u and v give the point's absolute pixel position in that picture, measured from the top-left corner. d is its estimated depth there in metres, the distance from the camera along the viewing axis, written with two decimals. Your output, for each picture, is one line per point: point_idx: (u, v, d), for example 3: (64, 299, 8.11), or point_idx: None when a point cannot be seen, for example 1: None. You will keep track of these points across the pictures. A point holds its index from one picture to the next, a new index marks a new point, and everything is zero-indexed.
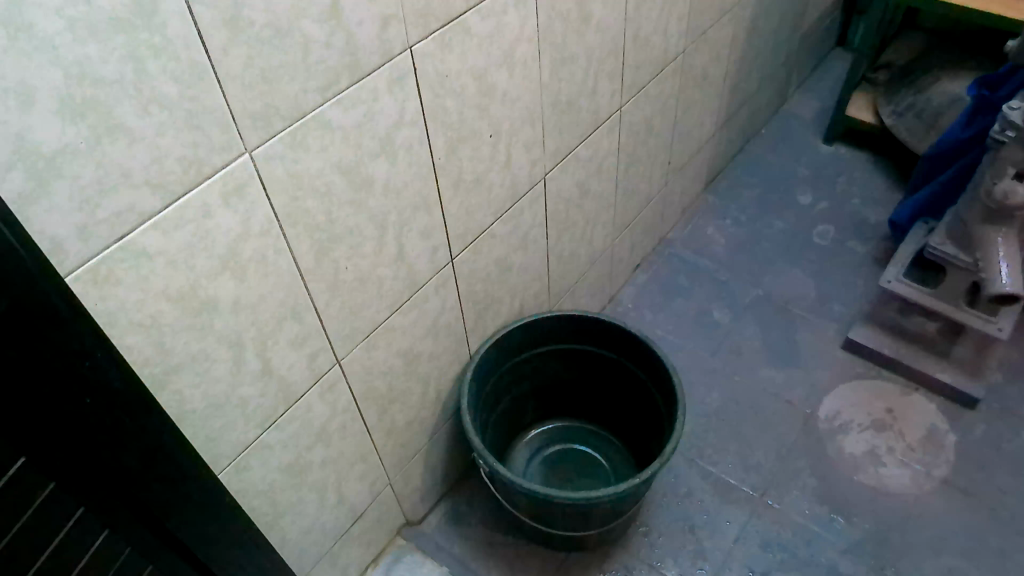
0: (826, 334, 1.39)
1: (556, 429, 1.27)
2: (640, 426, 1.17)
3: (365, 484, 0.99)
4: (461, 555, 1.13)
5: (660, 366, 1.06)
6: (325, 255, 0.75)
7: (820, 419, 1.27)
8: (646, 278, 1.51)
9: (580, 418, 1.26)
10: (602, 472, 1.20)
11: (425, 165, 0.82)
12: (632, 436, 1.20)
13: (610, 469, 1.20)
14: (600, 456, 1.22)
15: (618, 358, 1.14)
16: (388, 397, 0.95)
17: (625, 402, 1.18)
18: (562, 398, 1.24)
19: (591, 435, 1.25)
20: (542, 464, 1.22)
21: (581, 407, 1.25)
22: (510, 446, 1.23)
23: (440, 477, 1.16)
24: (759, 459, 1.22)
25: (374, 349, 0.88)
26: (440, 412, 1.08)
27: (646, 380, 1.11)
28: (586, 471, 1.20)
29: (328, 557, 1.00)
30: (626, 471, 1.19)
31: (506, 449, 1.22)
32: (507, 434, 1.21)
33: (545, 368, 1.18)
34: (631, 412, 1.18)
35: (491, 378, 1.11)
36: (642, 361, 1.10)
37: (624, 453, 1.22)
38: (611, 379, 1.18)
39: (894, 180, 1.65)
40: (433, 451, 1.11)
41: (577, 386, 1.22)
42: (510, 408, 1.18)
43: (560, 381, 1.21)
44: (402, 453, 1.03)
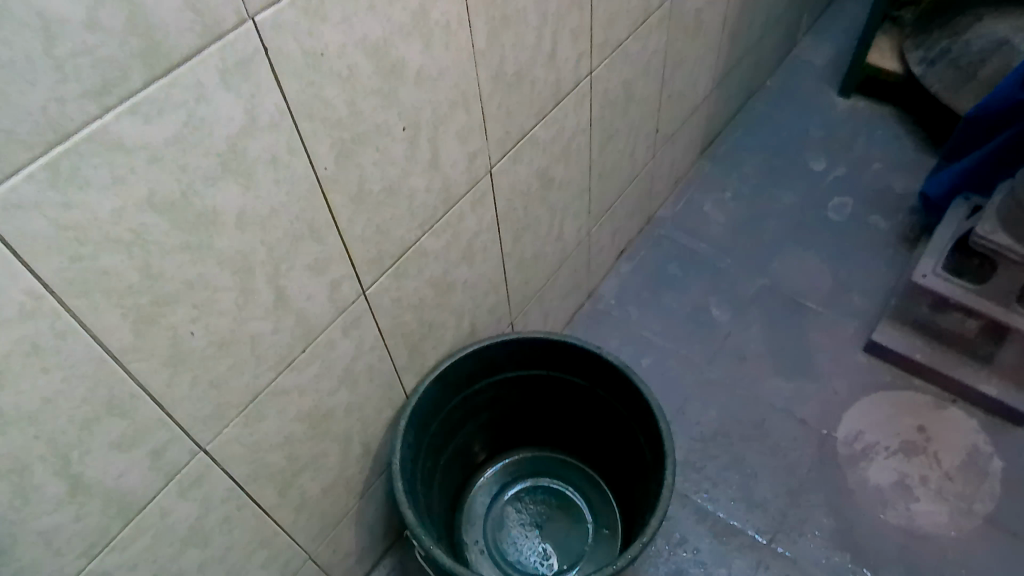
0: (844, 333, 1.18)
1: (525, 460, 1.06)
2: (621, 463, 0.97)
3: (274, 571, 0.79)
4: None
5: (641, 405, 0.85)
6: (153, 323, 0.52)
7: (839, 442, 1.07)
8: (632, 266, 1.29)
9: (551, 447, 1.06)
10: (577, 518, 1.00)
11: (304, 179, 0.59)
12: (613, 475, 0.99)
13: (588, 515, 1.01)
14: (578, 496, 1.02)
15: (593, 386, 0.93)
16: (292, 470, 0.74)
17: (606, 435, 0.97)
18: (528, 425, 1.03)
19: (565, 467, 1.05)
20: (508, 506, 1.02)
21: (553, 434, 1.04)
22: (466, 484, 1.03)
23: (382, 533, 0.97)
24: (765, 494, 1.03)
25: (261, 416, 0.66)
26: (373, 466, 0.87)
27: (627, 415, 0.90)
28: (558, 517, 1.01)
29: None
30: (609, 518, 0.99)
31: (461, 489, 1.02)
32: (460, 474, 1.00)
33: (505, 396, 0.97)
34: (611, 446, 0.97)
35: (434, 420, 0.90)
36: (621, 393, 0.89)
37: (605, 494, 1.01)
38: (587, 408, 0.97)
39: (922, 141, 1.42)
40: (368, 509, 0.91)
41: (548, 414, 1.01)
42: (461, 446, 0.98)
43: (523, 408, 1.00)
44: (322, 523, 0.83)
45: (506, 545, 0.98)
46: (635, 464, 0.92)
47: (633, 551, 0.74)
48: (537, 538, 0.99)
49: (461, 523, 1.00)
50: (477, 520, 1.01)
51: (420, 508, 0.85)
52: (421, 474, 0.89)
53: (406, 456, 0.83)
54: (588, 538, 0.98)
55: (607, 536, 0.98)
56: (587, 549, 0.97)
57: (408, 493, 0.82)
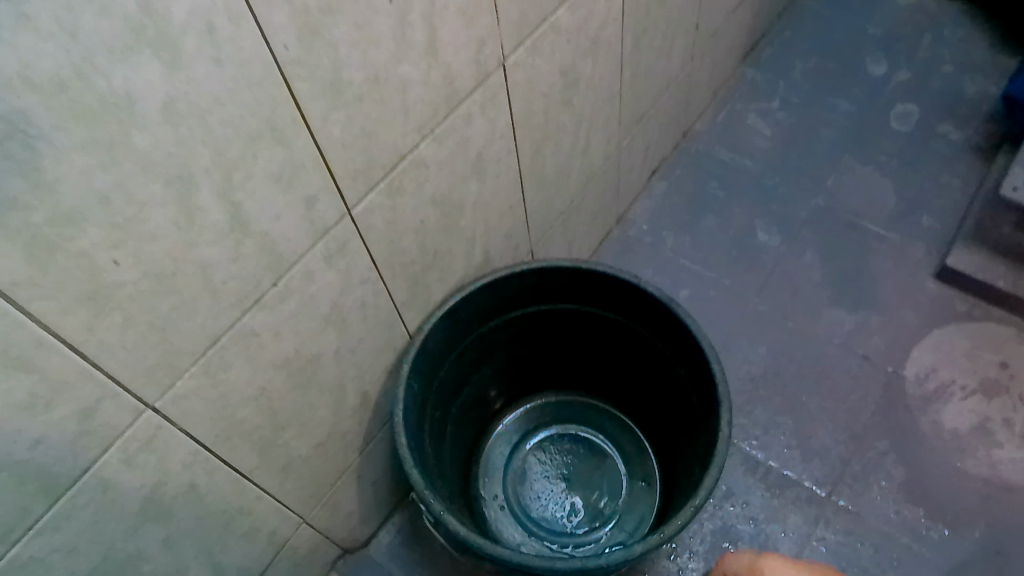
0: (911, 257, 1.03)
1: (549, 405, 0.94)
2: (660, 409, 0.85)
3: (260, 539, 0.69)
4: None
5: (687, 343, 0.72)
6: (55, 250, 0.40)
7: (907, 381, 0.93)
8: (667, 186, 1.14)
9: (577, 390, 0.94)
10: (609, 469, 0.89)
11: (259, 61, 0.44)
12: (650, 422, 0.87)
13: (622, 466, 0.89)
14: (610, 445, 0.91)
15: (629, 321, 0.80)
16: (274, 427, 0.62)
17: (643, 377, 0.85)
18: (555, 366, 0.91)
19: (594, 412, 0.93)
20: (530, 457, 0.91)
21: (581, 376, 0.92)
22: (482, 433, 0.91)
23: (388, 489, 0.86)
24: (823, 442, 0.90)
25: (221, 368, 0.54)
26: (372, 418, 0.75)
27: (668, 355, 0.77)
28: (587, 468, 0.89)
29: None
30: (646, 469, 0.88)
31: (476, 439, 0.90)
32: (474, 422, 0.89)
33: (526, 334, 0.85)
34: (649, 390, 0.85)
35: (444, 363, 0.77)
36: (664, 330, 0.76)
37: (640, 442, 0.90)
38: (621, 347, 0.84)
39: (998, 38, 1.23)
40: (369, 466, 0.80)
41: (575, 353, 0.88)
42: (475, 392, 0.86)
43: (547, 348, 0.88)
44: (315, 484, 0.72)
45: (529, 500, 0.87)
46: (678, 411, 0.80)
47: (684, 518, 0.63)
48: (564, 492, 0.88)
49: (476, 477, 0.89)
50: (495, 473, 0.89)
51: (429, 465, 0.73)
52: (431, 426, 0.77)
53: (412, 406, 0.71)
54: (621, 492, 0.87)
55: (643, 490, 0.86)
56: (621, 505, 0.86)
57: (416, 448, 0.70)
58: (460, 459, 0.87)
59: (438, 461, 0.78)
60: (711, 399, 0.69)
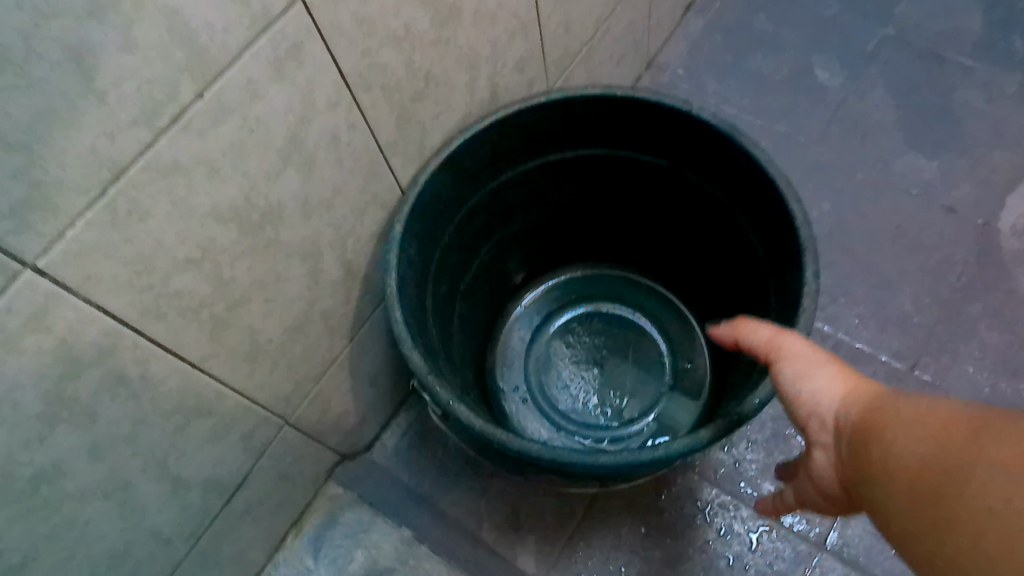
0: (1004, 90, 0.85)
1: (573, 281, 0.79)
2: (713, 277, 0.70)
3: (230, 444, 0.56)
4: (430, 500, 0.73)
5: (753, 183, 0.57)
6: None
7: (1003, 234, 0.78)
8: (703, 22, 0.95)
9: (609, 264, 0.79)
10: (649, 353, 0.75)
11: None
12: (698, 294, 0.73)
13: (664, 347, 0.76)
14: (648, 323, 0.77)
15: (675, 166, 0.64)
16: (228, 302, 0.47)
17: (690, 238, 0.70)
18: (581, 232, 0.76)
19: (627, 287, 0.79)
20: (555, 341, 0.77)
21: (613, 246, 0.78)
22: (498, 317, 0.77)
23: (387, 382, 0.73)
24: (904, 309, 0.76)
25: (136, 218, 0.39)
26: (361, 295, 0.61)
27: (727, 203, 0.62)
28: (622, 352, 0.76)
29: (198, 554, 0.60)
30: (692, 349, 0.74)
31: (490, 322, 0.76)
32: (489, 304, 0.75)
33: (548, 191, 0.69)
34: (700, 254, 0.70)
35: (449, 225, 0.62)
36: (724, 171, 0.60)
37: (684, 319, 0.76)
38: (666, 201, 0.69)
39: None
40: (360, 356, 0.66)
41: (607, 215, 0.73)
42: (488, 265, 0.71)
43: (572, 208, 0.72)
44: (295, 377, 0.59)
45: (556, 392, 0.74)
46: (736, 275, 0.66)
47: (762, 397, 0.49)
48: (597, 380, 0.74)
49: (494, 368, 0.76)
50: (515, 362, 0.76)
51: (434, 349, 0.59)
52: (434, 304, 0.63)
53: (410, 277, 0.57)
54: (664, 377, 0.74)
55: (690, 374, 0.73)
56: (664, 392, 0.73)
57: (416, 328, 0.56)
58: (473, 346, 0.73)
59: (445, 346, 0.64)
60: (788, 249, 0.54)
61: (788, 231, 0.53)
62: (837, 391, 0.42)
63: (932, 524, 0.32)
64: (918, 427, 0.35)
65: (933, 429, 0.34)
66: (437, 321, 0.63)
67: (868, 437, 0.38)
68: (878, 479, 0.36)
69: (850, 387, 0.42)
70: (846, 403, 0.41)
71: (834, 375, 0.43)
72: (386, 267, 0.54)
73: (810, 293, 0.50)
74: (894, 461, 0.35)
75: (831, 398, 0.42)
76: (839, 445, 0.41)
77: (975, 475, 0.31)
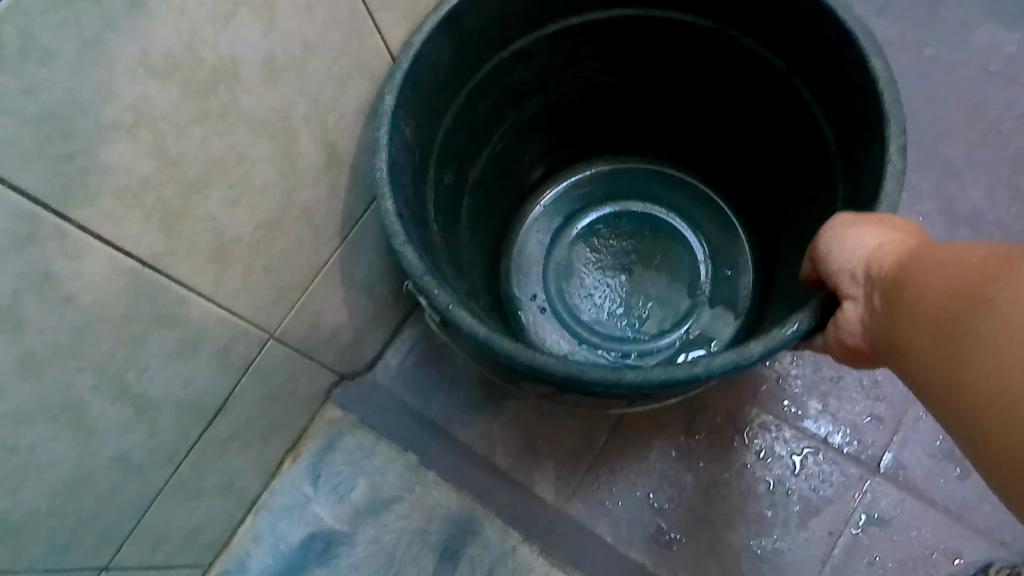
0: None
1: (596, 179, 0.71)
2: (762, 160, 0.61)
3: (205, 360, 0.49)
4: (439, 422, 0.67)
5: (828, 46, 0.46)
6: None
7: None
8: None
9: (643, 160, 0.70)
10: (685, 261, 0.68)
11: None
12: (742, 182, 0.65)
13: (699, 251, 0.68)
14: (681, 226, 0.69)
15: (722, 29, 0.54)
16: (180, 183, 0.39)
17: (741, 120, 0.61)
18: (607, 116, 0.66)
19: (656, 182, 0.70)
20: (576, 248, 0.69)
21: (644, 135, 0.68)
22: (513, 218, 0.69)
23: (386, 293, 0.65)
24: (976, 204, 0.66)
25: (33, 60, 0.30)
26: (349, 187, 0.53)
27: (786, 72, 0.53)
28: (654, 260, 0.68)
29: (181, 484, 0.54)
30: (732, 252, 0.67)
31: (505, 223, 0.68)
32: (503, 204, 0.66)
33: (569, 66, 0.59)
34: (749, 134, 0.61)
35: (452, 102, 0.52)
36: (783, 28, 0.50)
37: (722, 216, 0.68)
38: (709, 71, 0.59)
39: None
40: (353, 262, 0.58)
41: (637, 94, 0.64)
42: (500, 156, 0.63)
43: (598, 86, 0.62)
44: (278, 284, 0.51)
45: (579, 303, 0.67)
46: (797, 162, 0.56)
47: (810, 320, 0.40)
48: (625, 292, 0.67)
49: (509, 274, 0.68)
50: (533, 268, 0.68)
51: (436, 250, 0.50)
52: (439, 195, 0.54)
53: (406, 166, 0.47)
54: (699, 285, 0.67)
55: (730, 282, 0.66)
56: (701, 302, 0.66)
57: (414, 222, 0.47)
58: (484, 251, 0.64)
59: (452, 243, 0.56)
60: (866, 124, 0.44)
61: (862, 91, 0.44)
62: (866, 240, 0.37)
63: (961, 373, 0.30)
64: (961, 267, 0.32)
65: (969, 267, 0.31)
66: (443, 217, 0.55)
67: (905, 289, 0.34)
68: (909, 327, 0.33)
69: (881, 234, 0.37)
70: (876, 255, 0.37)
71: (867, 225, 0.38)
72: (375, 146, 0.44)
73: (892, 172, 0.40)
74: (927, 301, 0.32)
75: (863, 251, 0.37)
76: (872, 300, 0.37)
77: (991, 305, 0.29)
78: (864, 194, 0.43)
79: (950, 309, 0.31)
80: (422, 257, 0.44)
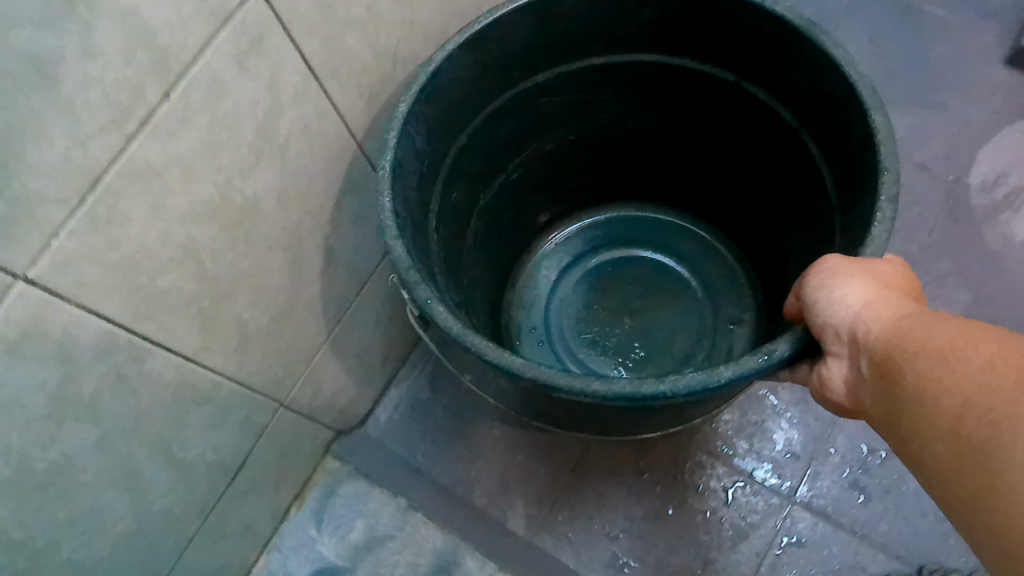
0: (977, 40, 0.86)
1: (610, 224, 0.83)
2: (760, 193, 0.70)
3: (230, 427, 0.59)
4: (425, 468, 0.77)
5: (826, 88, 0.54)
6: None
7: (971, 188, 0.80)
8: None
9: (654, 205, 0.82)
10: (680, 297, 0.79)
11: None
12: (744, 223, 0.75)
13: (704, 297, 0.78)
14: (686, 271, 0.80)
15: (740, 80, 0.63)
16: (215, 296, 0.50)
17: (733, 166, 0.72)
18: (630, 158, 0.78)
19: (678, 234, 0.82)
20: (585, 283, 0.80)
21: (660, 183, 0.80)
22: (525, 253, 0.81)
23: (376, 358, 0.76)
24: None
25: (115, 226, 0.40)
26: (345, 279, 0.64)
27: (798, 128, 0.61)
28: (656, 298, 0.79)
29: (207, 531, 0.64)
30: (737, 299, 0.77)
31: (517, 208, 0.75)
32: (511, 230, 0.76)
33: (600, 105, 0.70)
34: (754, 177, 0.70)
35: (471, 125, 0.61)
36: (799, 92, 0.58)
37: (732, 266, 0.79)
38: (715, 109, 0.69)
39: None
40: (348, 337, 0.69)
41: (659, 138, 0.75)
42: (517, 181, 0.73)
43: (620, 125, 0.73)
44: (288, 362, 0.62)
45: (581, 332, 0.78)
46: (785, 200, 0.66)
47: (788, 349, 0.44)
48: (620, 317, 0.78)
49: (517, 302, 0.80)
50: (538, 299, 0.80)
51: (436, 274, 0.56)
52: (442, 215, 0.61)
53: (412, 172, 0.54)
54: (706, 331, 0.76)
55: (730, 330, 0.75)
56: (704, 343, 0.75)
57: (410, 217, 0.53)
58: (488, 257, 0.73)
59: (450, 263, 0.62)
60: (863, 167, 0.51)
61: (862, 151, 0.51)
62: (859, 297, 0.40)
63: (959, 471, 0.33)
64: (961, 365, 0.34)
65: (980, 373, 0.33)
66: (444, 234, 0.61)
67: (896, 365, 0.37)
68: (914, 411, 0.35)
69: (873, 293, 0.40)
70: (869, 317, 0.39)
71: (860, 283, 0.41)
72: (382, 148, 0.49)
73: (881, 216, 0.46)
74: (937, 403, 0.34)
75: (858, 309, 0.40)
76: (860, 362, 0.40)
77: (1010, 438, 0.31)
78: (856, 237, 0.49)
79: (950, 410, 0.33)
80: (412, 254, 0.49)
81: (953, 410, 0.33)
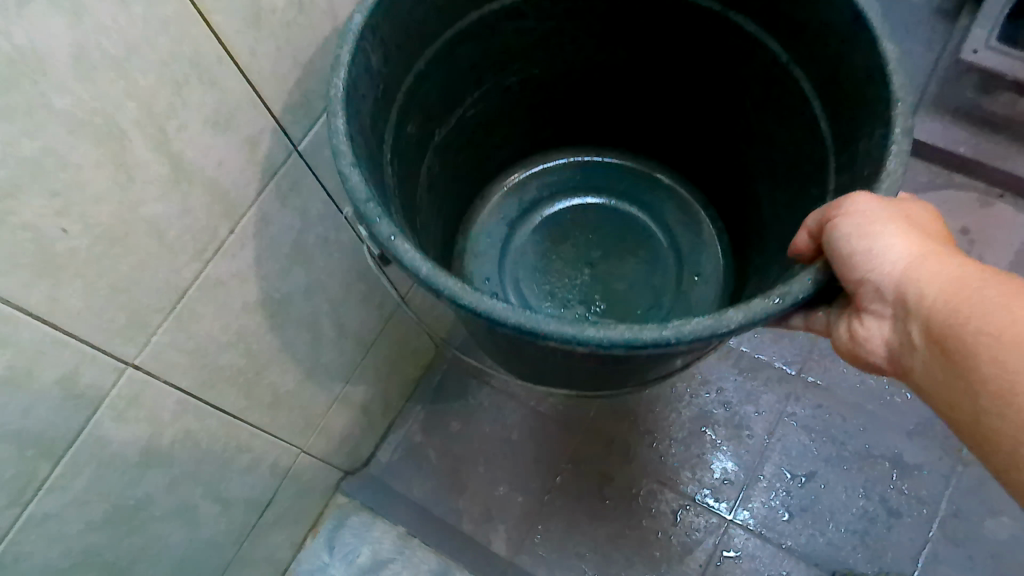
0: None
1: (569, 177, 0.88)
2: (737, 131, 0.72)
3: (262, 470, 0.73)
4: (420, 501, 0.91)
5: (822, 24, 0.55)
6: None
7: None
8: None
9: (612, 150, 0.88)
10: (642, 249, 0.83)
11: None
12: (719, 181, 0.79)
13: (670, 256, 0.83)
14: (648, 220, 0.85)
15: (725, 11, 0.64)
16: (256, 368, 0.65)
17: (698, 106, 0.75)
18: (593, 98, 0.80)
19: (646, 185, 0.87)
20: (541, 227, 0.85)
21: (622, 123, 0.84)
22: (480, 198, 0.86)
23: (377, 408, 0.90)
24: None
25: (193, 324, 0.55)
26: (353, 347, 0.79)
27: (785, 60, 0.62)
28: (620, 255, 0.82)
29: (241, 557, 0.78)
30: (703, 261, 0.82)
31: (480, 138, 0.78)
32: (470, 175, 0.80)
33: (556, 54, 0.73)
34: (727, 117, 0.73)
35: (425, 51, 0.60)
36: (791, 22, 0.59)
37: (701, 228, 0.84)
38: (695, 48, 0.69)
39: None
40: (356, 393, 0.84)
41: (629, 74, 0.76)
42: (474, 119, 0.74)
43: (583, 72, 0.76)
44: (308, 416, 0.76)
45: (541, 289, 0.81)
46: (752, 145, 0.71)
47: (804, 292, 0.43)
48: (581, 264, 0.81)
49: (468, 254, 0.84)
50: (490, 252, 0.84)
51: (387, 187, 0.54)
52: (399, 150, 0.60)
53: (367, 93, 0.51)
54: (673, 288, 0.80)
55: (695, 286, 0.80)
56: (669, 301, 0.79)
57: (369, 156, 0.51)
58: (443, 185, 0.74)
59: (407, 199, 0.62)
60: (873, 99, 0.50)
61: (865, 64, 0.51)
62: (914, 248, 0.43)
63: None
64: None
65: None
66: (401, 160, 0.60)
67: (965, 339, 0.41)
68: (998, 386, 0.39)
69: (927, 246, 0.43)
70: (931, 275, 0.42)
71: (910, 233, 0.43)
72: (334, 63, 0.47)
73: (899, 145, 0.46)
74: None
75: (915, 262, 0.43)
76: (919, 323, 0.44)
77: None
78: (866, 178, 0.49)
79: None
80: (369, 187, 0.46)
81: (1012, 406, 0.38)
